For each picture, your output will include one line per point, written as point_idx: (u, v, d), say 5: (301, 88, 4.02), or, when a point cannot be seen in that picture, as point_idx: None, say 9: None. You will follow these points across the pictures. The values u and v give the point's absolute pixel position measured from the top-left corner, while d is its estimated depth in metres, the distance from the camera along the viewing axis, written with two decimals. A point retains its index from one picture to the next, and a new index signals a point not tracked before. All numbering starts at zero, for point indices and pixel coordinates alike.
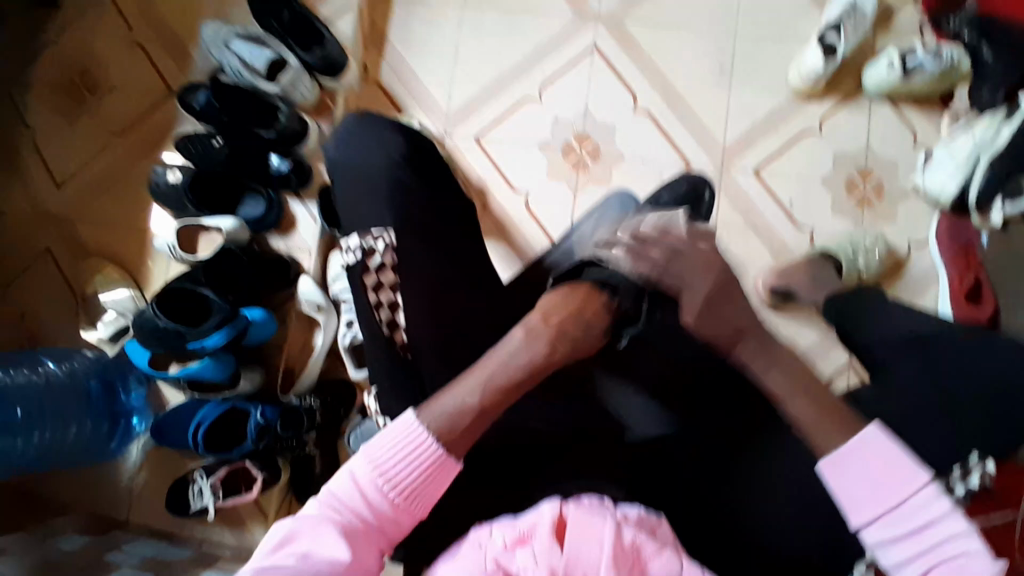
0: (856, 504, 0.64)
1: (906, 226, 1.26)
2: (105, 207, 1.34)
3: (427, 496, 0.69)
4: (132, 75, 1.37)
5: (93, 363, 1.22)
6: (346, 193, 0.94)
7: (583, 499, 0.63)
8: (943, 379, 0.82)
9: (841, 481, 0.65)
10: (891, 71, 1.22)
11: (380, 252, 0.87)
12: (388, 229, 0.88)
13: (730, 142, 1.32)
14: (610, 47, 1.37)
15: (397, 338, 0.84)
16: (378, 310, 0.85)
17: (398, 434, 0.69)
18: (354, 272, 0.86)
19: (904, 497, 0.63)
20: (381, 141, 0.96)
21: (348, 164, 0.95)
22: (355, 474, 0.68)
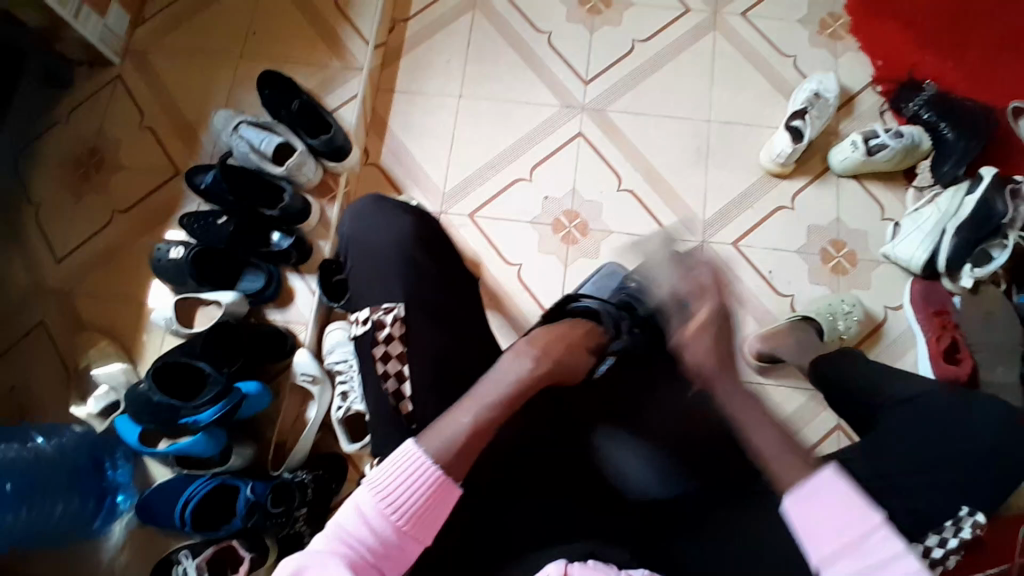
0: (819, 543, 0.67)
1: (880, 292, 1.34)
2: (101, 280, 1.35)
3: (430, 521, 0.73)
4: (139, 156, 1.42)
5: (82, 438, 1.20)
6: (354, 270, 0.94)
7: (587, 562, 0.73)
8: (934, 434, 0.88)
9: (803, 519, 0.68)
10: (856, 150, 1.34)
11: (389, 324, 0.85)
12: (398, 303, 0.87)
13: (709, 217, 1.40)
14: (595, 133, 1.46)
15: (403, 408, 0.82)
16: (385, 379, 0.83)
17: (400, 462, 0.73)
18: (364, 341, 0.86)
19: (864, 534, 0.66)
20: (391, 219, 0.96)
21: (360, 235, 0.95)
22: (361, 505, 0.72)
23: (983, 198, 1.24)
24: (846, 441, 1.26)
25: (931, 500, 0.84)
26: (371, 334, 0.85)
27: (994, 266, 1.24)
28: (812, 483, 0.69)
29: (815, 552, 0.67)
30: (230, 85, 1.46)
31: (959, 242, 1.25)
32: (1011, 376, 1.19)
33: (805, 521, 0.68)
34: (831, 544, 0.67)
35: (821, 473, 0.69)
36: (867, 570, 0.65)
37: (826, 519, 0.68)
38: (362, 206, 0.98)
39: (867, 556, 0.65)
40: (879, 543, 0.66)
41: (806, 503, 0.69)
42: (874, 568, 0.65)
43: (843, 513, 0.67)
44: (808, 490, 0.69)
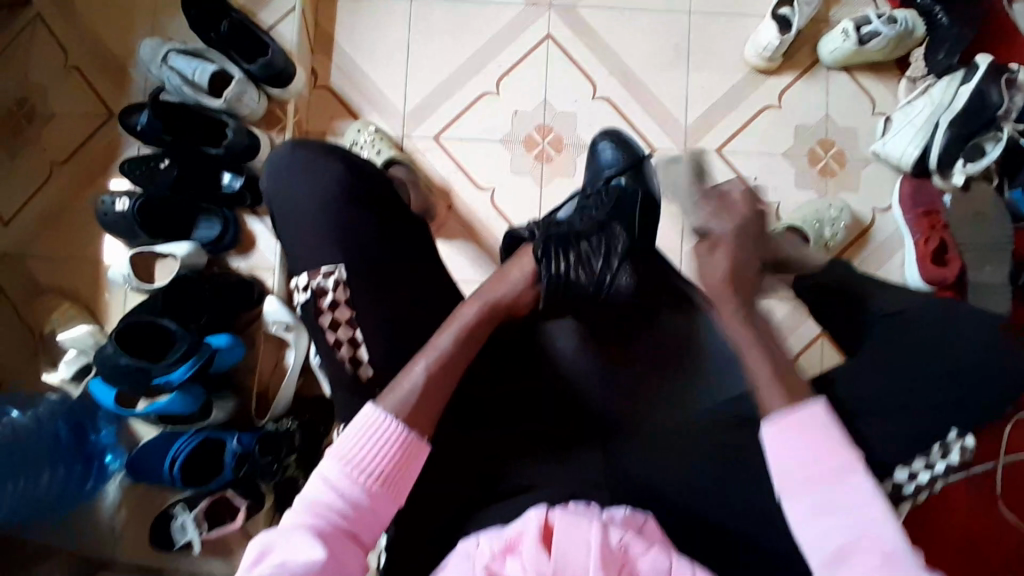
0: (790, 484, 0.69)
1: (867, 194, 1.29)
2: (52, 239, 1.27)
3: (401, 479, 0.73)
4: (71, 100, 1.30)
5: (58, 407, 1.18)
6: (291, 234, 0.86)
7: (569, 507, 0.73)
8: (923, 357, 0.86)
9: (779, 445, 0.70)
10: (846, 40, 1.23)
11: (331, 290, 0.81)
12: (338, 264, 0.82)
13: (691, 123, 1.31)
14: (564, 34, 1.34)
15: (363, 372, 0.82)
16: (338, 347, 0.82)
17: (362, 429, 0.74)
18: (308, 311, 0.82)
19: (844, 479, 0.68)
20: (320, 175, 0.86)
21: (287, 187, 0.86)
22: (328, 477, 0.72)
23: (977, 88, 1.16)
24: (829, 347, 1.26)
25: (916, 424, 0.83)
26: (314, 303, 0.82)
27: (986, 162, 1.18)
28: (800, 413, 0.71)
29: (783, 486, 0.70)
30: (156, 8, 1.31)
31: (952, 136, 1.18)
32: (998, 276, 1.16)
33: (779, 447, 0.70)
34: (802, 476, 0.69)
35: (808, 404, 0.71)
36: (833, 504, 0.67)
37: (801, 452, 0.69)
38: (278, 157, 0.87)
39: (838, 495, 0.67)
40: (853, 483, 0.68)
41: (784, 431, 0.71)
42: (843, 504, 0.67)
43: (821, 450, 0.69)
44: (791, 416, 0.71)
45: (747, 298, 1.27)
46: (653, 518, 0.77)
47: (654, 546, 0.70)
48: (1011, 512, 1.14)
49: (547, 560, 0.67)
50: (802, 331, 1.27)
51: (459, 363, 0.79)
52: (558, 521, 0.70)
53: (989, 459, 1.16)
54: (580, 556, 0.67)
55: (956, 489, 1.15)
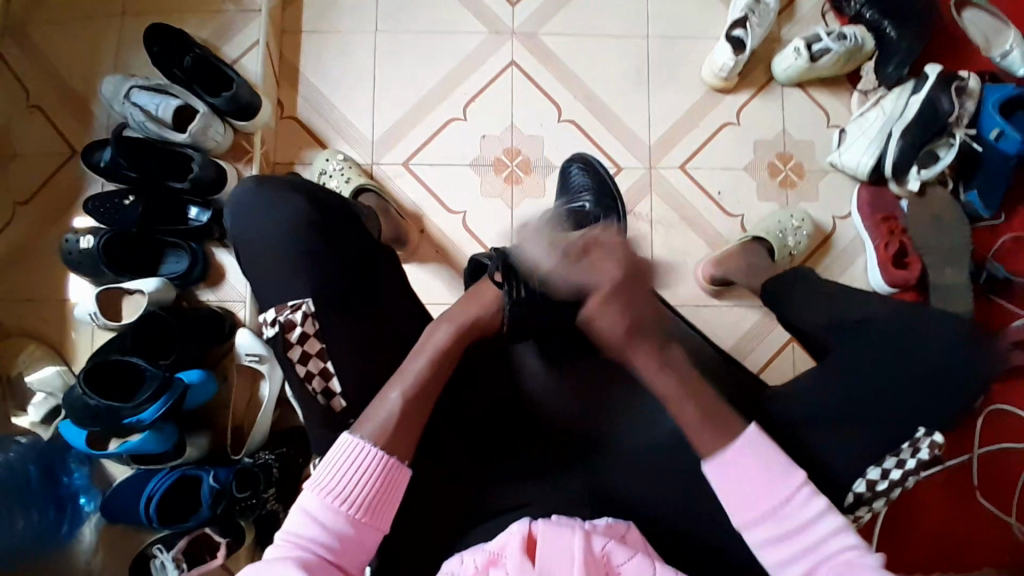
0: (745, 514, 0.70)
1: (828, 203, 1.33)
2: (15, 281, 1.25)
3: (385, 507, 0.73)
4: (33, 140, 1.28)
5: (30, 448, 1.15)
6: (252, 270, 0.84)
7: (552, 517, 0.72)
8: (890, 355, 0.87)
9: (725, 481, 0.72)
10: (799, 57, 1.28)
11: (299, 323, 0.79)
12: (304, 298, 0.80)
13: (655, 141, 1.34)
14: (527, 60, 1.37)
15: (336, 404, 0.81)
16: (309, 380, 0.80)
17: (338, 458, 0.73)
18: (276, 345, 0.79)
19: (784, 500, 0.70)
20: (280, 209, 0.84)
21: (254, 218, 0.84)
22: (308, 509, 0.71)
23: (928, 98, 1.22)
24: (799, 352, 1.28)
25: (890, 420, 0.84)
26: (281, 337, 0.79)
27: (940, 167, 1.23)
28: (734, 449, 0.72)
29: (737, 517, 0.71)
30: (119, 46, 1.31)
31: (904, 145, 1.23)
32: (958, 276, 1.22)
33: (725, 483, 0.72)
34: (754, 511, 0.70)
35: (743, 435, 0.72)
36: (787, 531, 0.69)
37: (746, 486, 0.71)
38: (239, 194, 0.85)
39: (789, 520, 0.69)
40: (800, 505, 0.70)
41: (728, 466, 0.72)
42: (797, 531, 0.69)
43: (762, 483, 0.70)
44: (729, 454, 0.72)
45: (720, 308, 1.29)
46: (635, 527, 0.76)
47: (637, 551, 0.69)
48: (986, 500, 1.19)
49: (533, 569, 0.67)
50: (773, 337, 1.29)
51: (436, 381, 0.78)
52: (541, 530, 0.69)
53: (963, 452, 1.20)
54: (564, 564, 0.67)
55: (930, 481, 1.19)
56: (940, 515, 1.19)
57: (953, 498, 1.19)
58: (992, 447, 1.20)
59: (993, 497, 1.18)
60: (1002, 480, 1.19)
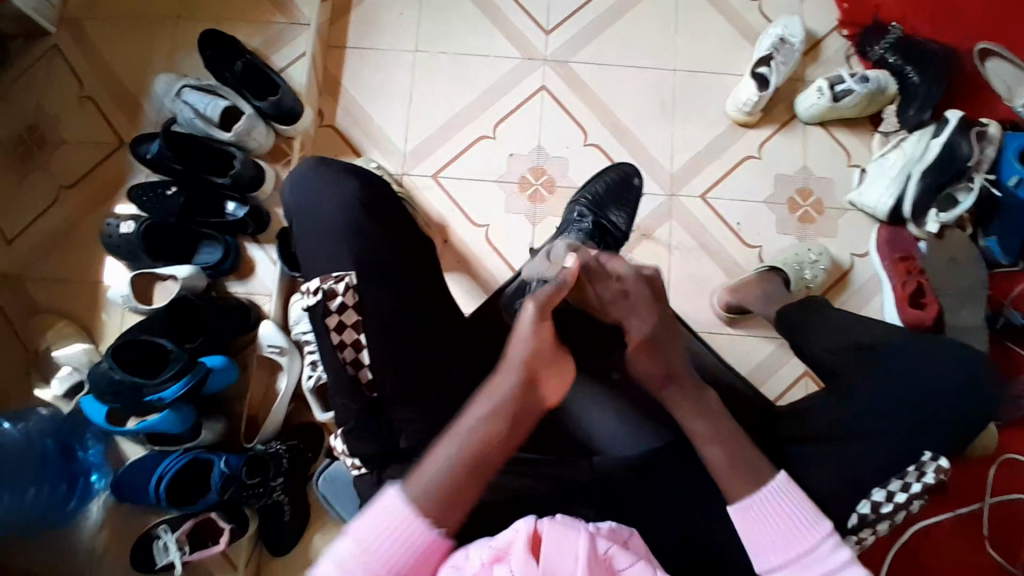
0: (767, 562, 0.71)
1: (847, 240, 1.34)
2: (56, 262, 1.31)
3: (416, 572, 0.69)
4: (84, 131, 1.36)
5: (50, 423, 1.18)
6: (303, 240, 0.92)
7: (556, 516, 0.72)
8: (898, 382, 0.88)
9: (747, 524, 0.73)
10: (822, 97, 1.32)
11: (341, 292, 0.85)
12: (348, 271, 0.87)
13: (677, 169, 1.38)
14: (558, 85, 1.42)
15: (362, 376, 0.84)
16: (341, 349, 0.84)
17: (380, 511, 0.70)
18: (315, 311, 0.84)
19: (809, 547, 0.70)
20: (329, 185, 0.93)
21: (300, 204, 0.93)
22: (341, 559, 0.69)
23: (948, 141, 1.23)
24: (813, 386, 1.28)
25: (894, 442, 0.84)
26: (322, 305, 0.84)
27: (960, 210, 1.25)
28: (764, 495, 0.73)
29: (762, 563, 0.72)
30: (174, 49, 1.39)
31: (924, 186, 1.25)
32: (974, 319, 1.23)
33: (749, 531, 0.72)
34: (779, 554, 0.71)
35: (771, 483, 0.73)
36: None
37: (772, 529, 0.72)
38: (302, 170, 0.95)
39: (814, 566, 0.70)
40: (824, 556, 0.70)
41: (753, 511, 0.72)
42: (821, 575, 0.69)
43: (789, 522, 0.72)
44: (754, 501, 0.72)
45: (734, 336, 1.31)
46: (639, 534, 0.77)
47: (639, 559, 0.69)
48: (998, 553, 1.16)
49: (534, 569, 0.65)
50: (787, 369, 1.30)
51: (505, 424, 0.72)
52: (545, 529, 0.68)
53: (974, 500, 1.18)
54: (567, 565, 0.66)
55: (939, 526, 1.17)
56: (950, 561, 1.16)
57: (964, 545, 1.16)
58: (1003, 496, 1.18)
59: (1004, 548, 1.16)
60: (1015, 532, 1.17)
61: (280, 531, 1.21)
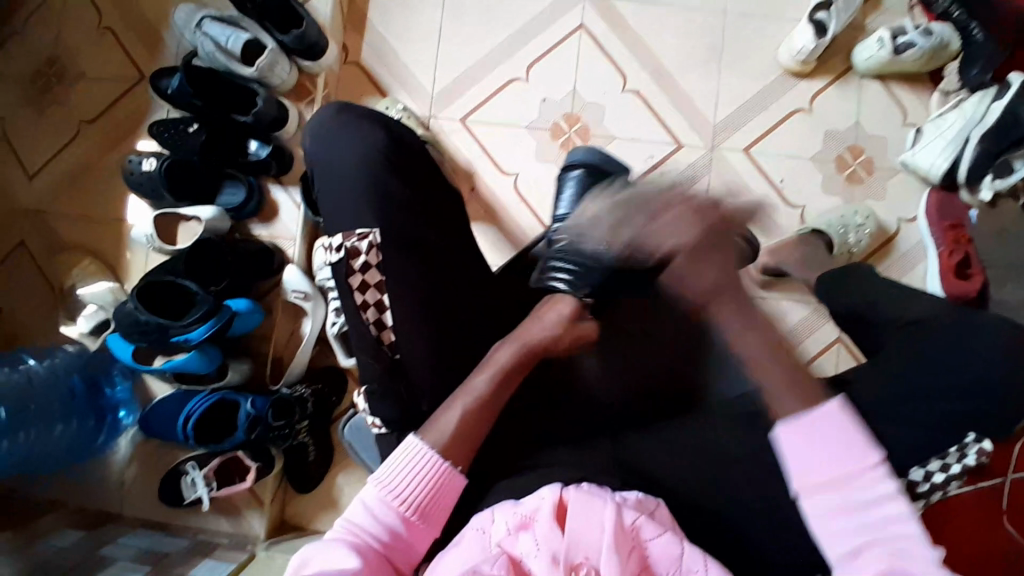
0: (808, 480, 0.64)
1: (895, 204, 1.28)
2: (80, 199, 1.29)
3: (438, 511, 0.74)
4: (104, 63, 1.32)
5: (76, 358, 1.18)
6: (321, 194, 0.86)
7: (582, 486, 0.73)
8: (947, 365, 0.82)
9: (794, 443, 0.65)
10: (881, 48, 1.22)
11: (365, 252, 0.80)
12: (372, 229, 0.81)
13: (720, 122, 1.31)
14: (597, 25, 1.33)
15: (385, 337, 0.80)
16: (364, 310, 0.80)
17: (406, 459, 0.74)
18: (338, 270, 0.80)
19: (859, 470, 0.63)
20: (353, 134, 0.85)
21: (320, 157, 0.86)
22: (368, 503, 0.72)
23: (1012, 105, 1.14)
24: (845, 354, 1.25)
25: (937, 424, 0.80)
26: (345, 263, 0.80)
27: (1014, 179, 1.15)
28: (816, 413, 0.65)
29: (797, 481, 0.65)
30: None
31: (981, 152, 1.17)
32: None
33: (797, 444, 0.65)
34: (823, 476, 0.64)
35: (825, 405, 0.65)
36: (851, 507, 0.63)
37: (823, 450, 0.64)
38: (322, 119, 0.88)
39: (856, 495, 0.63)
40: (872, 480, 0.63)
41: (804, 429, 0.65)
42: (865, 504, 0.63)
43: (841, 445, 0.64)
44: (805, 418, 0.65)
45: (767, 298, 1.26)
46: (664, 503, 0.76)
47: (667, 529, 0.70)
48: (1015, 529, 1.13)
49: (561, 537, 0.67)
50: (820, 335, 1.26)
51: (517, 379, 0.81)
52: (572, 498, 0.70)
53: (997, 474, 1.16)
54: (593, 533, 0.67)
55: (957, 499, 1.15)
56: (964, 533, 1.14)
57: (982, 520, 1.15)
58: None
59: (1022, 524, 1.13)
60: None
61: (304, 473, 1.24)
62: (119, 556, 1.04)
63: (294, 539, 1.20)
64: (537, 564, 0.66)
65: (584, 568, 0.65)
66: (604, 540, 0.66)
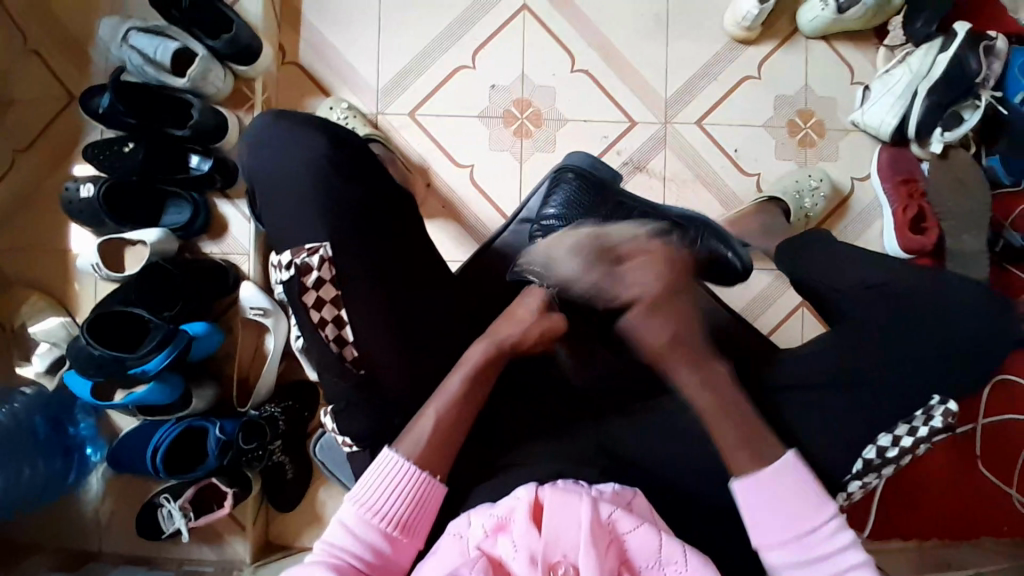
0: (768, 538, 0.73)
1: (848, 163, 1.29)
2: (18, 232, 1.23)
3: (421, 525, 0.73)
4: (28, 84, 1.24)
5: (35, 399, 1.13)
6: (272, 206, 0.80)
7: (558, 482, 0.72)
8: (916, 331, 0.82)
9: (748, 498, 0.74)
10: (826, 9, 1.21)
11: (316, 266, 0.76)
12: (321, 243, 0.77)
13: (672, 95, 1.29)
14: (541, 4, 1.30)
15: (348, 353, 0.77)
16: (321, 327, 0.77)
17: (380, 473, 0.73)
18: (290, 290, 0.76)
19: (814, 527, 0.72)
20: (299, 142, 0.80)
21: (265, 170, 0.81)
22: (346, 521, 0.72)
23: (956, 56, 1.15)
24: (810, 318, 1.27)
25: (904, 389, 0.81)
26: (297, 282, 0.76)
27: (964, 130, 1.17)
28: (775, 468, 0.74)
29: (757, 538, 0.74)
30: None
31: (929, 106, 1.18)
32: (975, 244, 1.18)
33: (753, 508, 0.74)
34: (779, 535, 0.72)
35: (779, 458, 0.75)
36: (811, 562, 0.71)
37: (777, 512, 0.73)
38: (260, 128, 0.82)
39: (814, 547, 0.72)
40: (826, 536, 0.72)
41: (758, 487, 0.74)
42: (821, 557, 0.71)
43: (798, 505, 0.73)
44: (761, 477, 0.74)
45: None
46: (642, 492, 0.75)
47: (645, 523, 0.69)
48: (990, 472, 1.20)
49: (539, 538, 0.66)
50: (784, 300, 1.27)
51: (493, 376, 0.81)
52: (548, 497, 0.69)
53: (968, 423, 1.21)
54: (571, 530, 0.66)
55: (935, 455, 1.21)
56: (943, 483, 1.21)
57: (952, 465, 1.20)
58: (998, 418, 1.21)
59: (996, 467, 1.20)
60: (1007, 451, 1.20)
61: (283, 491, 1.22)
62: None
63: (280, 559, 1.19)
64: (516, 565, 0.65)
65: (562, 567, 0.65)
66: (582, 538, 0.66)
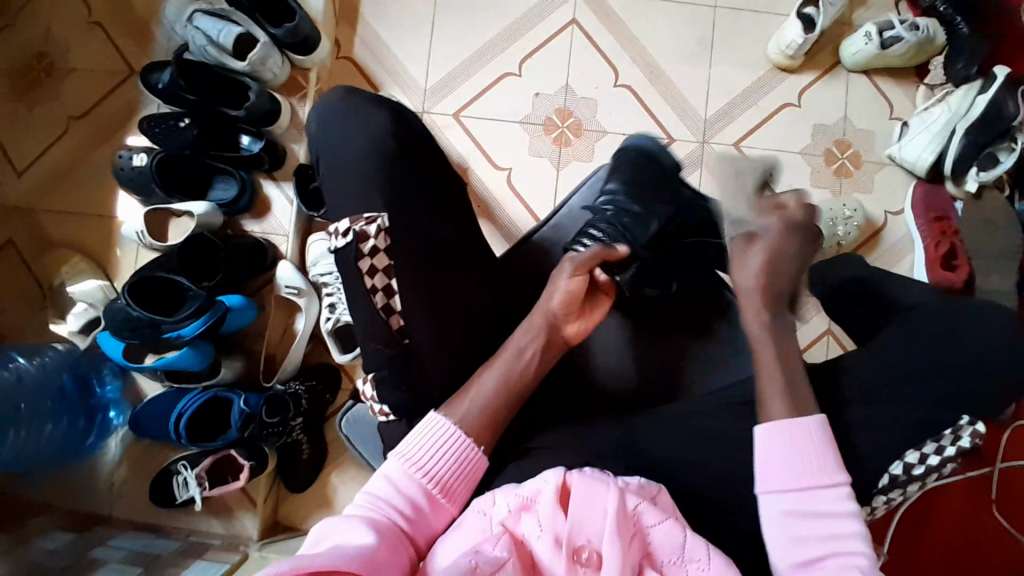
0: (772, 483, 0.70)
1: (881, 196, 1.30)
2: (68, 197, 1.27)
3: (462, 489, 0.75)
4: (93, 57, 1.30)
5: (65, 357, 1.15)
6: (330, 180, 0.84)
7: (586, 469, 0.71)
8: (949, 353, 0.82)
9: (766, 445, 0.72)
10: (869, 43, 1.24)
11: (373, 236, 0.78)
12: (380, 215, 0.79)
13: (711, 116, 1.32)
14: (588, 20, 1.34)
15: (394, 322, 0.79)
16: (373, 295, 0.78)
17: (426, 434, 0.75)
18: (345, 256, 0.78)
19: (821, 487, 0.69)
20: (366, 120, 0.85)
21: (331, 142, 0.85)
22: (390, 477, 0.73)
23: (994, 99, 1.17)
24: (834, 345, 1.27)
25: (932, 410, 0.81)
26: (355, 248, 0.78)
27: (1000, 171, 1.18)
28: (797, 422, 0.72)
29: (763, 485, 0.71)
30: None
31: (966, 144, 1.19)
32: (1006, 284, 1.17)
33: (767, 450, 0.71)
34: (784, 480, 0.70)
35: (811, 417, 0.72)
36: (805, 516, 0.69)
37: (790, 460, 0.70)
38: (333, 104, 0.86)
39: (816, 505, 0.69)
40: (835, 498, 0.69)
41: (775, 445, 0.71)
42: (814, 515, 0.69)
43: (814, 460, 0.70)
44: (786, 424, 0.71)
45: None
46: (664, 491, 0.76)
47: (668, 518, 0.69)
48: (1005, 518, 1.18)
49: (563, 522, 0.67)
50: (810, 326, 1.28)
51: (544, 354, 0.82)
52: (576, 482, 0.69)
53: (985, 465, 1.19)
54: (596, 520, 0.67)
55: (950, 491, 1.19)
56: (956, 524, 1.18)
57: (968, 507, 1.18)
58: (1016, 462, 1.19)
59: (1012, 513, 1.17)
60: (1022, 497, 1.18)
61: (297, 471, 1.24)
62: (111, 556, 1.03)
63: (287, 539, 1.19)
64: (540, 545, 0.66)
65: (586, 552, 0.66)
66: (607, 527, 0.66)
